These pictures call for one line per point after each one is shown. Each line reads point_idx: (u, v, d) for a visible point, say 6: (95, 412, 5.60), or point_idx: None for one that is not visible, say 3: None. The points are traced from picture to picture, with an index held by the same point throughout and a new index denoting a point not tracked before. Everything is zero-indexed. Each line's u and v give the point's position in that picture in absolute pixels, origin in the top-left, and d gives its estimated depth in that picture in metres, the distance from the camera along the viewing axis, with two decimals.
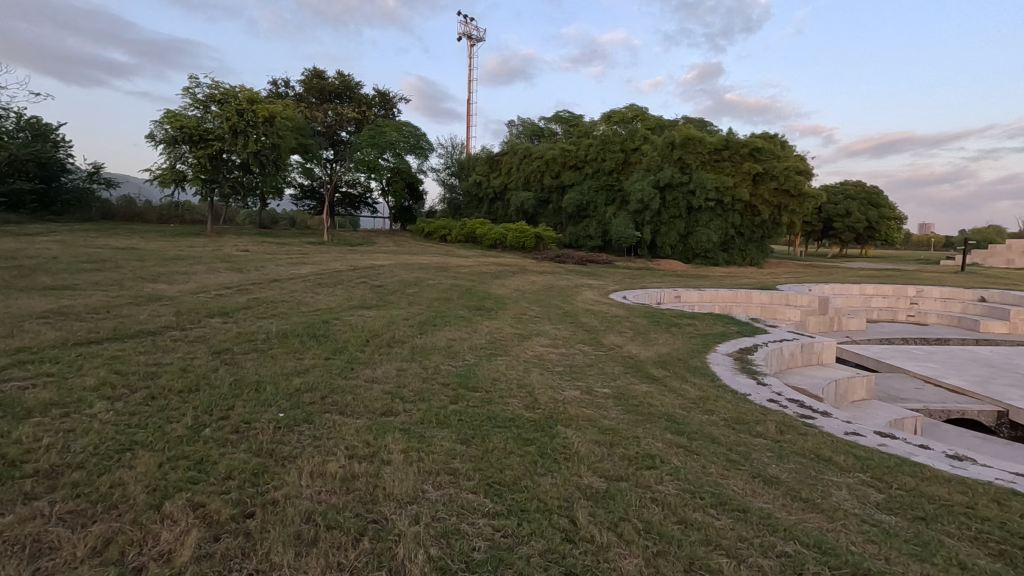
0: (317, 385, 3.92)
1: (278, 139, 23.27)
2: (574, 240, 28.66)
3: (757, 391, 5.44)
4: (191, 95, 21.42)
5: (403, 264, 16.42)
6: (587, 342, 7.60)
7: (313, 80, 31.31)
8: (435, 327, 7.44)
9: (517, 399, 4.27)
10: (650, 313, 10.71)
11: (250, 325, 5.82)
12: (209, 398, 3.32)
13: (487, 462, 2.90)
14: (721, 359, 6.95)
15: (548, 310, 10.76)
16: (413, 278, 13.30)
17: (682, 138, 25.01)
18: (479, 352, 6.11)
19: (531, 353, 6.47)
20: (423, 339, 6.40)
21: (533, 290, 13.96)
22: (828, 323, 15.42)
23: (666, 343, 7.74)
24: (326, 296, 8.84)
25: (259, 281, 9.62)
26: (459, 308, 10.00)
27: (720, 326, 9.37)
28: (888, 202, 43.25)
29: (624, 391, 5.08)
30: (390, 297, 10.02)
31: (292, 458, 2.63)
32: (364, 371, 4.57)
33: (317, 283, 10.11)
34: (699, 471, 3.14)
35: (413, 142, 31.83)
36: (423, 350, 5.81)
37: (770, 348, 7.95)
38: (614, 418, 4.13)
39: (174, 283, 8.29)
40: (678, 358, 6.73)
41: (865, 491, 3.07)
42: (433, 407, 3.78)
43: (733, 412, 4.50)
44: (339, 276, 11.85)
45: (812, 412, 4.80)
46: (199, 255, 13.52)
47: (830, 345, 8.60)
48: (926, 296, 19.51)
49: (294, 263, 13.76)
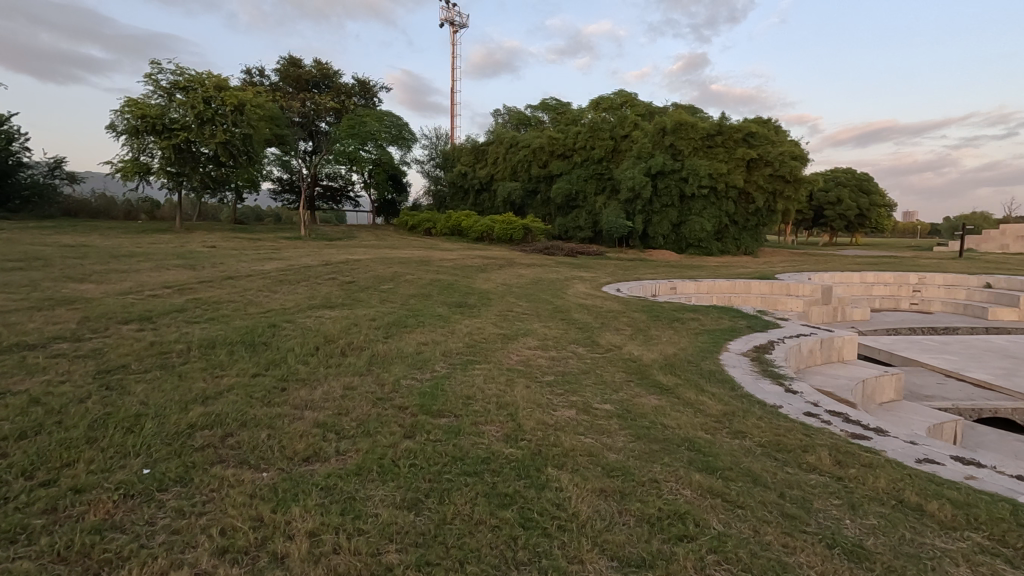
0: (222, 418, 2.91)
1: (249, 130, 22.08)
2: (563, 231, 27.73)
3: (789, 402, 4.50)
4: (154, 83, 20.11)
5: (381, 258, 15.31)
6: (580, 343, 6.59)
7: (289, 68, 29.80)
8: (405, 329, 6.40)
9: (496, 426, 3.30)
10: (648, 307, 9.77)
11: (170, 332, 4.75)
12: (39, 448, 2.31)
13: (444, 548, 1.94)
14: (736, 360, 5.98)
15: (537, 306, 9.77)
16: (391, 273, 12.23)
17: (673, 124, 24.10)
18: (454, 359, 5.09)
19: (516, 359, 5.46)
20: (386, 346, 5.35)
21: (521, 284, 12.95)
22: (832, 314, 14.58)
23: (673, 342, 6.76)
24: (284, 295, 7.78)
25: (211, 278, 8.50)
26: (437, 306, 8.95)
27: (727, 321, 8.42)
28: (879, 189, 42.77)
29: (630, 407, 4.09)
30: (361, 294, 8.98)
31: (116, 566, 1.65)
32: (299, 392, 3.55)
33: (277, 281, 9.05)
34: (750, 541, 2.19)
35: (396, 133, 30.66)
36: (386, 360, 4.79)
37: (788, 345, 7.02)
38: (621, 451, 3.14)
39: (105, 282, 7.18)
40: (688, 361, 5.75)
41: (992, 567, 2.13)
42: (378, 447, 2.77)
43: (773, 436, 3.53)
44: (307, 272, 10.74)
45: (866, 430, 3.86)
46: (157, 252, 12.36)
47: (852, 340, 7.68)
48: (929, 284, 18.81)
49: (260, 259, 12.62)
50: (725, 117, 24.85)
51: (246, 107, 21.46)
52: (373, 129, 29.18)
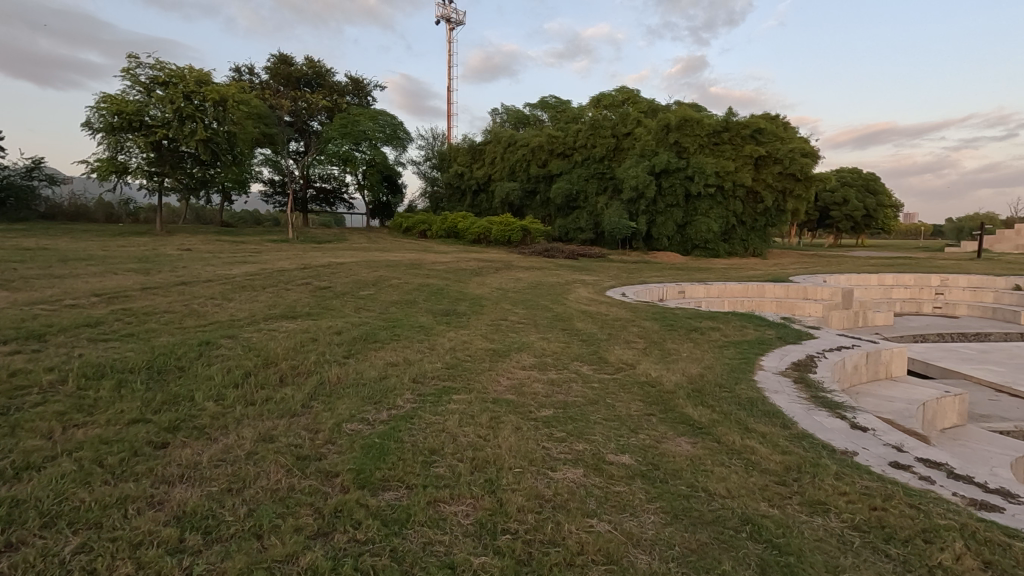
0: (21, 513, 1.83)
1: (232, 127, 21.01)
2: (564, 233, 26.66)
3: (864, 447, 3.40)
4: (132, 77, 19.07)
5: (368, 261, 14.22)
6: (585, 361, 5.50)
7: (279, 65, 28.72)
8: (373, 345, 5.33)
9: (467, 508, 2.23)
10: (660, 314, 8.69)
11: (52, 357, 3.64)
12: None
13: None
14: (777, 383, 4.86)
15: (534, 313, 8.72)
16: (375, 278, 11.14)
17: (678, 120, 23.01)
18: (425, 389, 3.97)
19: (505, 386, 4.35)
20: (340, 371, 4.25)
21: (518, 289, 11.88)
22: (856, 319, 13.46)
23: (696, 359, 5.66)
24: (241, 303, 6.70)
25: (162, 284, 7.43)
26: (421, 314, 7.87)
27: (752, 331, 7.33)
28: (886, 189, 41.72)
29: (657, 460, 3.00)
30: (334, 302, 7.90)
31: None
32: (184, 449, 2.46)
33: (239, 287, 7.94)
34: None
35: (390, 132, 29.65)
36: (337, 391, 3.70)
37: (830, 360, 5.92)
38: (653, 550, 2.05)
39: (25, 290, 6.11)
40: (718, 385, 4.64)
41: None
42: (259, 567, 1.68)
43: (872, 512, 2.44)
44: (278, 277, 9.66)
45: (990, 496, 2.75)
46: (119, 255, 11.32)
47: (901, 353, 6.58)
48: (952, 286, 17.68)
49: (232, 263, 11.51)
50: (731, 113, 23.83)
51: (228, 103, 20.42)
52: (366, 129, 28.23)
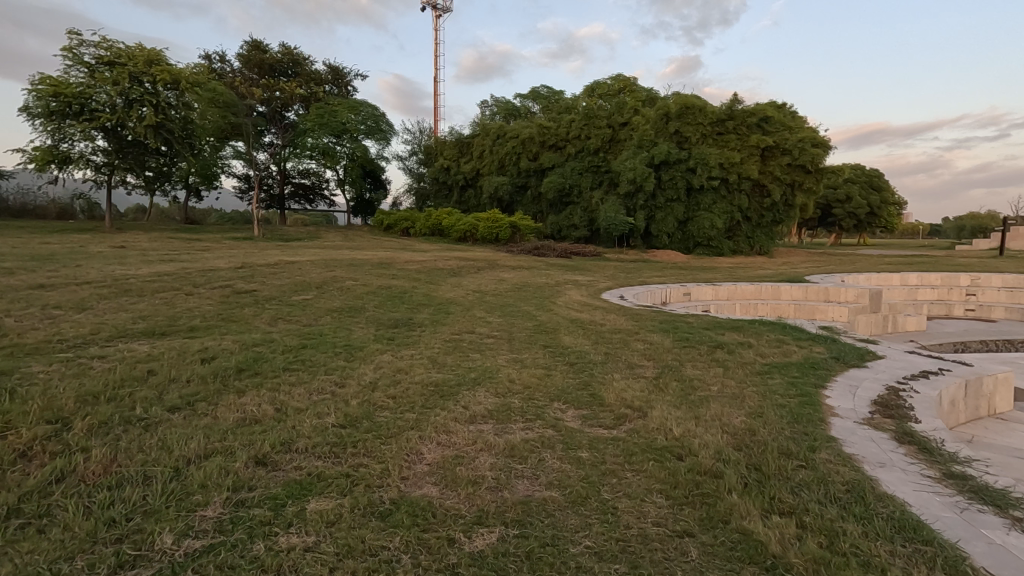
0: None
1: (190, 112, 19.15)
2: (556, 231, 24.89)
3: None
4: (73, 56, 17.20)
5: (327, 260, 12.39)
6: (569, 404, 3.64)
7: (251, 52, 26.75)
8: (241, 385, 3.42)
9: None
10: (670, 324, 6.88)
11: None
12: None
13: None
14: (876, 444, 3.02)
15: (512, 323, 6.89)
16: (324, 279, 9.27)
17: (679, 108, 21.25)
18: (259, 490, 2.11)
19: (426, 470, 2.48)
20: (125, 445, 2.37)
21: (498, 292, 10.04)
22: (888, 326, 11.56)
23: (735, 399, 3.80)
24: (92, 315, 4.80)
25: (7, 289, 5.57)
26: (358, 326, 6.01)
27: (794, 350, 5.48)
28: (892, 187, 39.95)
29: None
30: (245, 311, 6.02)
31: None
32: None
33: (119, 291, 6.02)
34: None
35: (372, 124, 27.81)
36: (53, 510, 1.84)
37: (925, 395, 4.09)
38: None
39: None
40: (787, 454, 2.81)
41: None
42: None
43: None
44: (194, 278, 7.76)
45: None
46: (17, 253, 9.42)
47: (1004, 380, 4.77)
48: (984, 286, 15.88)
49: (153, 261, 9.54)
50: (736, 100, 22.04)
51: (184, 85, 18.64)
52: (345, 120, 26.49)
